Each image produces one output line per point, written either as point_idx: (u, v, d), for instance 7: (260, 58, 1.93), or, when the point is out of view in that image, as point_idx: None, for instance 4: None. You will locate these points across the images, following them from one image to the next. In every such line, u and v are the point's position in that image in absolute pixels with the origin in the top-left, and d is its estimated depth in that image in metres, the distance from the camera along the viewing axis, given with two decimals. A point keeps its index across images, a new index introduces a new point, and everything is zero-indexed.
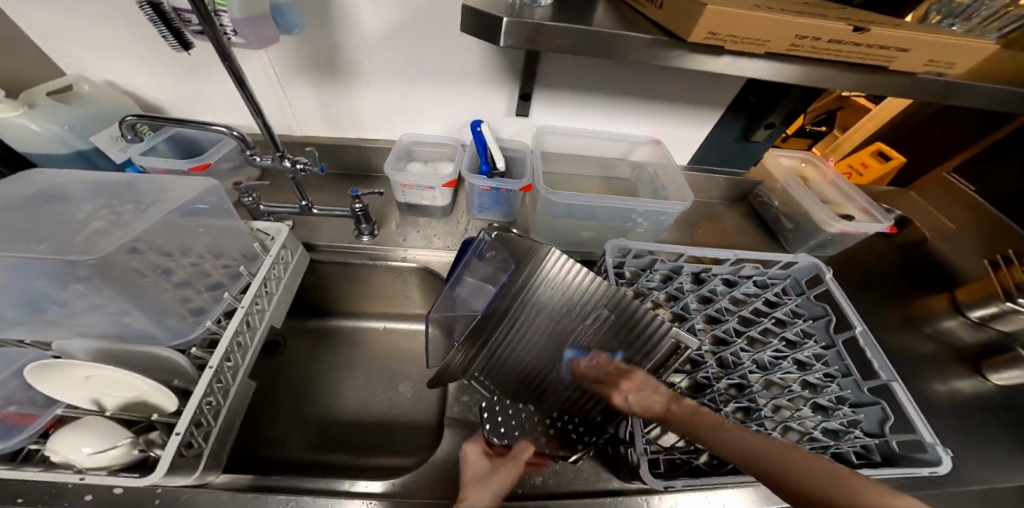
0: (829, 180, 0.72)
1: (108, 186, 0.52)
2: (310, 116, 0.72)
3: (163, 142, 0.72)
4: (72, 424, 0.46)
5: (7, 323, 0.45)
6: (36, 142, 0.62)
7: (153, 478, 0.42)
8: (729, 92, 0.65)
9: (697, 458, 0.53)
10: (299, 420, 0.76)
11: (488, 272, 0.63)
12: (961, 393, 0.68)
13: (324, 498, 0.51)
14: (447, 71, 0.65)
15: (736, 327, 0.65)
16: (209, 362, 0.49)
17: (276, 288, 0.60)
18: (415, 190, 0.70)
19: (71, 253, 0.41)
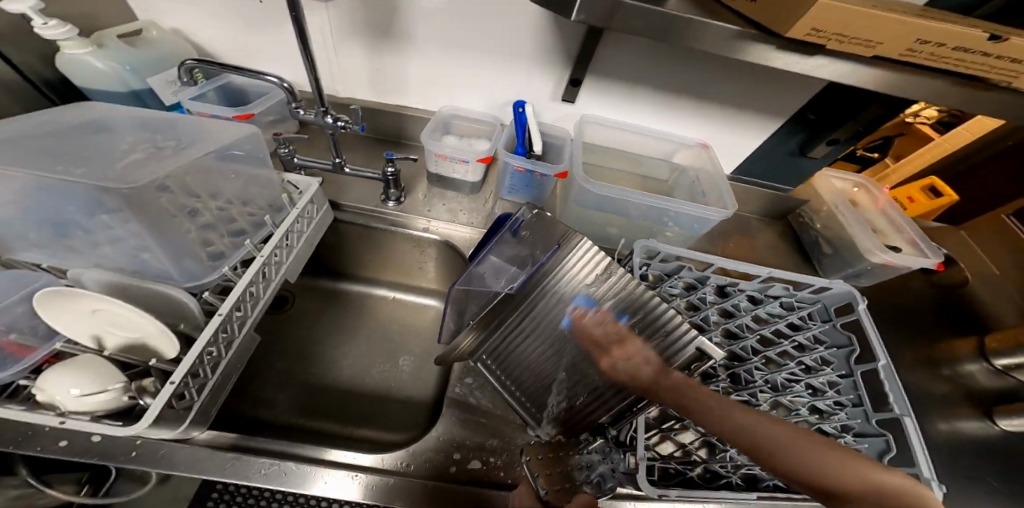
0: (881, 207, 0.70)
1: (152, 122, 0.48)
2: (350, 75, 0.70)
3: (213, 90, 0.68)
4: (66, 361, 0.43)
5: (34, 243, 0.44)
6: (98, 80, 0.62)
7: (137, 428, 0.39)
8: (790, 104, 0.63)
9: (692, 471, 0.53)
10: (289, 383, 0.73)
11: (519, 252, 0.61)
12: (963, 433, 0.68)
13: (302, 466, 0.50)
14: (501, 47, 0.62)
15: (754, 346, 0.63)
16: (220, 309, 0.47)
17: (296, 242, 0.58)
18: (448, 162, 0.69)
19: (105, 179, 0.39)
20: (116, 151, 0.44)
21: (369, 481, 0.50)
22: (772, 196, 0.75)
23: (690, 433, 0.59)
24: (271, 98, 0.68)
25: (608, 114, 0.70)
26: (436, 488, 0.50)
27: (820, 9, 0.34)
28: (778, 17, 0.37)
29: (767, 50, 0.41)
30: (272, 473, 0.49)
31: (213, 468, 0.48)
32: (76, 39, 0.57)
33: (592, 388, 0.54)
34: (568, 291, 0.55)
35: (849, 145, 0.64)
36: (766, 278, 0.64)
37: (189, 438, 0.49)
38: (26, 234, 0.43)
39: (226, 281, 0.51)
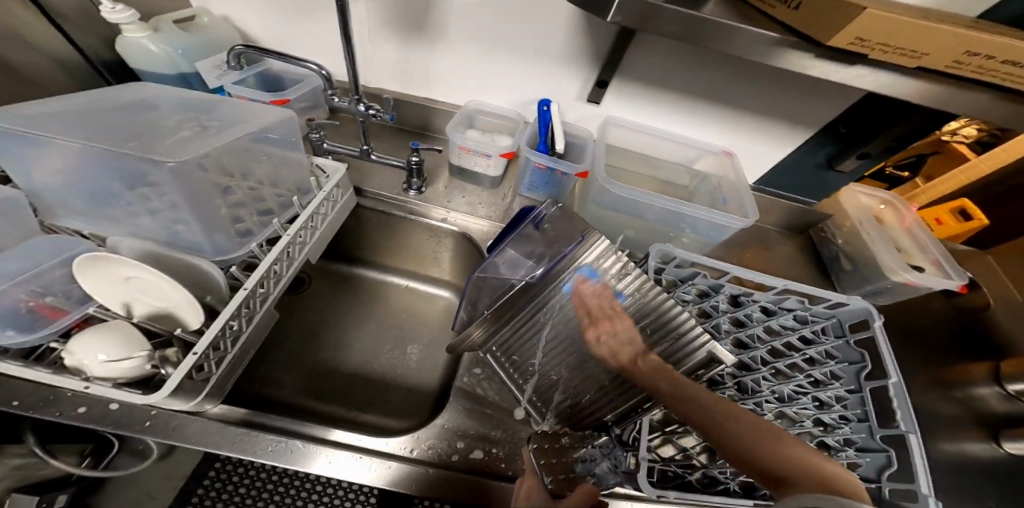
0: (908, 225, 0.68)
1: (194, 104, 0.53)
2: (380, 66, 0.71)
3: (253, 76, 0.70)
4: (95, 327, 0.45)
5: (87, 211, 0.48)
6: (149, 62, 0.63)
7: (157, 397, 0.40)
8: (820, 117, 0.63)
9: (691, 475, 0.53)
10: (296, 365, 0.74)
11: (536, 244, 0.60)
12: (967, 454, 0.67)
13: (307, 444, 0.51)
14: (530, 46, 0.63)
15: (764, 357, 0.63)
16: (244, 283, 0.48)
17: (320, 224, 0.59)
18: (471, 155, 0.69)
19: (155, 154, 0.41)
20: (164, 129, 0.47)
21: (373, 462, 0.51)
22: (800, 209, 0.75)
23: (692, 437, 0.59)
24: (303, 87, 0.69)
25: (633, 116, 0.70)
26: (442, 475, 0.52)
27: (864, 18, 0.35)
28: (818, 27, 0.38)
29: (806, 58, 0.42)
30: (279, 449, 0.50)
31: (223, 441, 0.50)
32: (136, 22, 0.59)
33: (598, 386, 0.57)
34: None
35: (879, 160, 0.65)
36: (781, 290, 0.64)
37: (201, 411, 0.51)
38: (75, 201, 0.47)
39: (251, 258, 0.53)
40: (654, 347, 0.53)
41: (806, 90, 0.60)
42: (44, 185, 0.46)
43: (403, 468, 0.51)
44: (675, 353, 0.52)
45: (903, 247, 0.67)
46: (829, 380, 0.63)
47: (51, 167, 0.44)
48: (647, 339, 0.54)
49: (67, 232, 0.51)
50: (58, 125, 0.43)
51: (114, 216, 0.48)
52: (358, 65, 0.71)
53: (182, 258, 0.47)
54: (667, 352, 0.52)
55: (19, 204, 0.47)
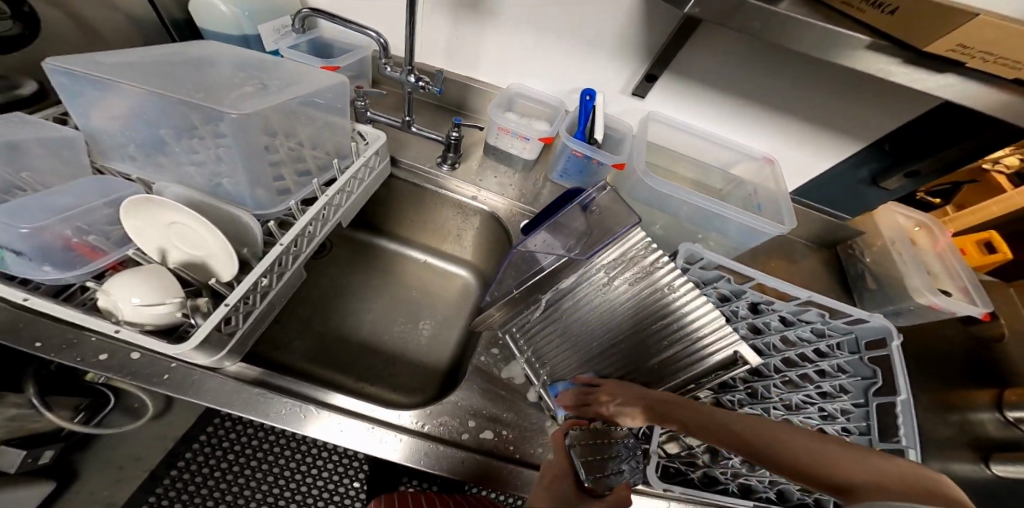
0: (939, 249, 0.69)
1: (250, 63, 0.53)
2: (429, 40, 0.70)
3: (306, 42, 0.71)
4: (130, 271, 0.45)
5: (139, 158, 0.48)
6: (216, 20, 0.64)
7: (187, 346, 0.41)
8: (866, 131, 0.64)
9: (693, 473, 0.55)
10: (309, 329, 0.75)
11: (578, 229, 0.55)
12: (956, 474, 0.70)
13: (307, 405, 0.52)
14: (584, 34, 0.62)
15: (777, 365, 0.65)
16: (279, 240, 0.49)
17: (356, 190, 0.60)
18: (509, 137, 0.70)
19: (217, 104, 0.42)
20: (222, 82, 0.47)
21: (385, 433, 0.52)
22: (830, 223, 0.76)
23: (698, 437, 0.59)
24: (353, 55, 0.69)
25: (676, 114, 0.70)
26: (451, 452, 0.52)
27: (975, 24, 0.35)
28: (916, 33, 0.39)
29: (893, 63, 0.42)
30: (291, 414, 0.51)
31: (236, 400, 0.50)
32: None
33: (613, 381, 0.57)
34: (605, 286, 0.55)
35: (922, 182, 0.64)
36: (805, 300, 0.63)
37: (219, 367, 0.51)
38: (130, 146, 0.47)
39: (286, 216, 0.53)
40: (668, 348, 0.54)
41: (855, 103, 0.60)
42: (101, 127, 0.46)
43: (418, 441, 0.52)
44: (684, 358, 0.54)
45: (931, 270, 0.67)
46: (837, 393, 0.64)
47: (109, 109, 0.44)
48: (663, 339, 0.54)
49: (116, 174, 0.51)
50: (123, 69, 0.43)
51: (162, 164, 0.48)
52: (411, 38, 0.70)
53: (225, 209, 0.48)
54: (676, 356, 0.54)
55: (72, 144, 0.47)
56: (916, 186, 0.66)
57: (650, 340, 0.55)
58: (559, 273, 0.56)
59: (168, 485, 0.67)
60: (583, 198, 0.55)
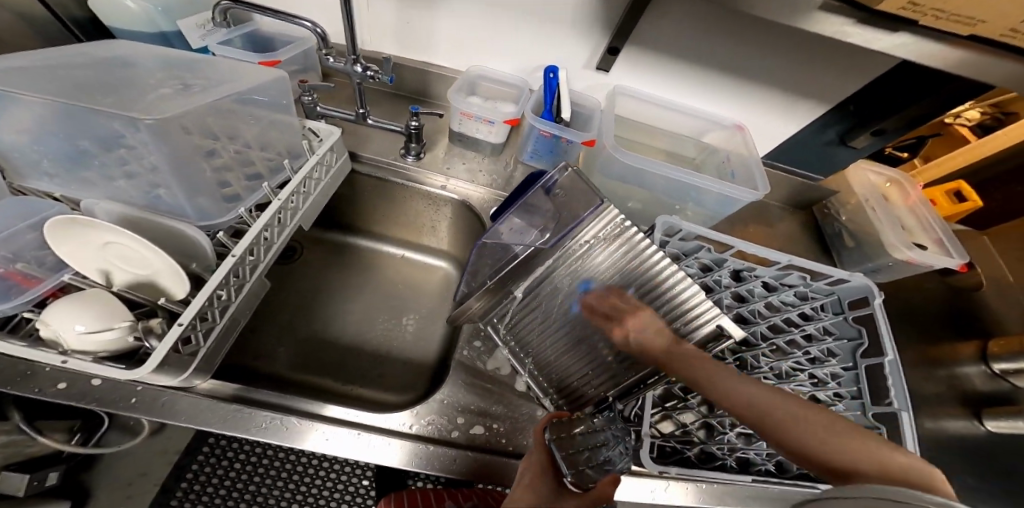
0: (910, 204, 0.68)
1: (174, 61, 0.48)
2: (377, 24, 0.66)
3: (239, 38, 0.66)
4: (70, 297, 0.42)
5: (55, 173, 0.44)
6: (127, 16, 0.60)
7: (142, 371, 0.38)
8: (831, 92, 0.62)
9: (690, 450, 0.54)
10: (291, 336, 0.72)
11: (546, 210, 0.55)
12: (948, 432, 0.71)
13: (302, 422, 0.49)
14: (537, 8, 0.59)
15: (764, 332, 0.67)
16: (232, 250, 0.46)
17: (313, 190, 0.57)
18: (473, 122, 0.67)
19: (132, 112, 0.38)
20: (139, 86, 0.43)
21: (372, 437, 0.50)
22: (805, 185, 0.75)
23: (693, 414, 0.59)
24: (293, 49, 0.65)
25: (643, 86, 0.68)
26: (441, 451, 0.51)
27: None
28: None
29: (847, 22, 0.41)
30: (272, 427, 0.48)
31: (215, 419, 0.48)
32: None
33: (600, 364, 0.55)
34: (585, 261, 0.53)
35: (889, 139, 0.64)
36: (784, 265, 0.66)
37: (189, 387, 0.49)
38: (44, 163, 0.43)
39: (238, 224, 0.50)
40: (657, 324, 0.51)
41: (817, 66, 0.58)
42: (5, 143, 0.42)
43: (411, 443, 0.51)
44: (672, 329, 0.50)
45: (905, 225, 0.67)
46: (827, 357, 0.68)
47: (13, 123, 0.40)
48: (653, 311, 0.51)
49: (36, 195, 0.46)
50: (25, 79, 0.39)
51: (87, 179, 0.44)
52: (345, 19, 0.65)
53: (166, 223, 0.45)
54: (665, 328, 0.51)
55: None
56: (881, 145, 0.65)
57: None
58: (536, 249, 0.54)
59: (181, 498, 0.61)
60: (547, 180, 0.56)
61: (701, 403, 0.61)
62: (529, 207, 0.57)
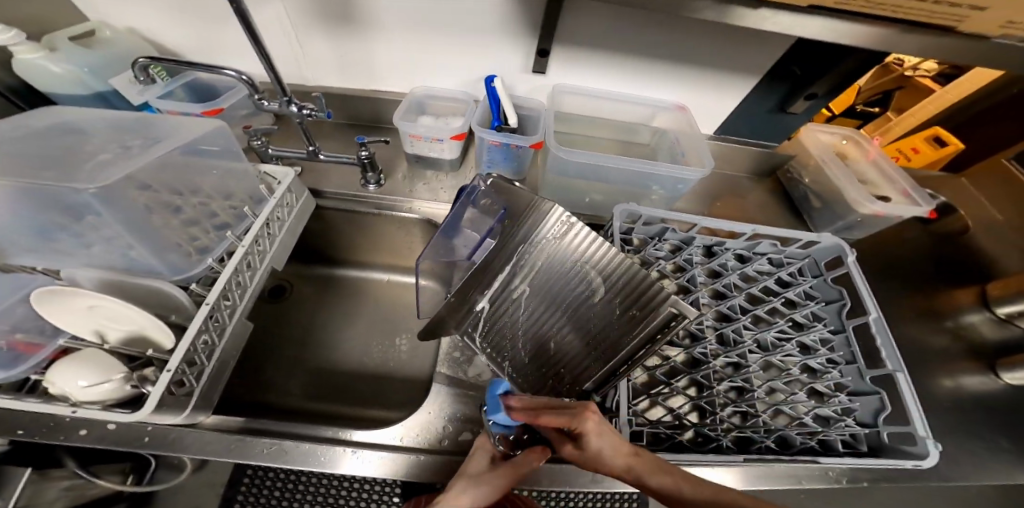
0: (871, 158, 0.70)
1: (121, 124, 0.52)
2: (313, 60, 0.70)
3: (179, 88, 0.69)
4: (71, 357, 0.46)
5: (23, 248, 0.47)
6: (61, 84, 0.63)
7: (140, 414, 0.42)
8: (768, 59, 0.61)
9: (681, 434, 0.54)
10: (299, 367, 0.75)
11: (482, 227, 0.63)
12: (967, 389, 0.69)
13: (313, 445, 0.51)
14: (458, 24, 0.61)
15: (742, 305, 0.66)
16: (205, 299, 0.48)
17: (278, 232, 0.60)
18: (424, 142, 0.69)
19: (74, 180, 0.41)
20: (83, 154, 0.46)
21: (364, 453, 0.52)
22: (760, 155, 0.75)
23: (681, 397, 0.59)
24: (233, 97, 0.69)
25: (582, 82, 0.69)
26: (436, 460, 0.52)
27: None
28: None
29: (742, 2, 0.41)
30: (274, 451, 0.50)
31: (220, 450, 0.50)
32: (24, 41, 0.57)
33: (574, 355, 0.56)
34: (552, 255, 0.58)
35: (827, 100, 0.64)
36: (750, 235, 0.67)
37: (195, 423, 0.51)
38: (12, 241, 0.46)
39: (213, 273, 0.54)
40: (619, 307, 0.55)
41: (742, 42, 0.59)
42: None
43: (407, 455, 0.52)
44: (643, 310, 0.53)
45: (870, 180, 0.69)
46: (812, 321, 0.67)
47: None
48: (622, 295, 0.55)
49: (19, 269, 0.50)
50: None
51: (61, 249, 0.47)
52: (279, 60, 0.69)
53: (145, 283, 0.49)
54: (637, 310, 0.53)
55: None
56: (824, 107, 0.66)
57: (609, 304, 0.56)
58: (497, 252, 0.59)
59: None
60: (469, 193, 0.62)
61: (688, 386, 0.60)
62: (477, 224, 0.64)
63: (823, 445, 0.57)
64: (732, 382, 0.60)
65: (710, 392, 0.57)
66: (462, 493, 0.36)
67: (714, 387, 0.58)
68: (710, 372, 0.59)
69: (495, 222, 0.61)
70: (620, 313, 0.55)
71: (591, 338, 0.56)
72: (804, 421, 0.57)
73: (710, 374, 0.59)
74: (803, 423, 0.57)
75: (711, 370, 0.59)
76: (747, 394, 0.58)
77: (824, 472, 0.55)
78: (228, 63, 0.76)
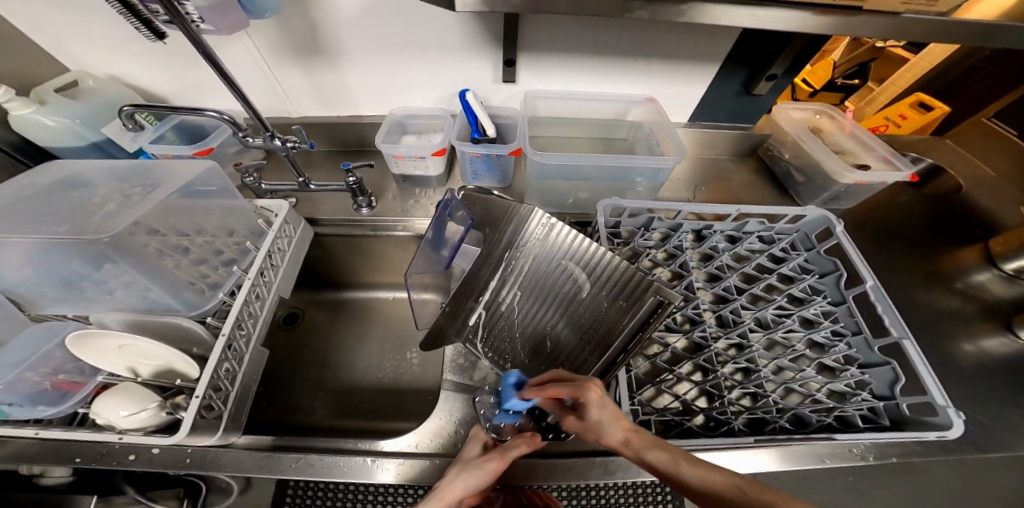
0: (846, 130, 0.78)
1: (123, 173, 0.56)
2: (294, 92, 0.75)
3: (169, 130, 0.74)
4: (110, 389, 0.51)
5: (51, 298, 0.52)
6: (54, 136, 0.65)
7: (175, 437, 0.46)
8: (720, 41, 0.66)
9: (689, 420, 0.52)
10: (323, 389, 0.76)
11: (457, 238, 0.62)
12: (990, 352, 0.66)
13: (334, 457, 0.52)
14: (424, 44, 0.67)
15: (738, 285, 0.65)
16: (222, 330, 0.53)
17: (281, 262, 0.64)
18: (407, 161, 0.72)
19: (85, 234, 0.45)
20: (92, 206, 0.50)
21: (385, 462, 0.52)
22: (738, 136, 0.81)
23: (686, 383, 0.57)
24: (221, 134, 0.74)
25: (550, 85, 0.75)
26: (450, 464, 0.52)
27: None
28: None
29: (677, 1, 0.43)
30: (300, 464, 0.52)
31: (253, 468, 0.51)
32: (16, 98, 0.60)
33: (573, 349, 0.57)
34: (538, 254, 0.60)
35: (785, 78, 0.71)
36: (735, 215, 0.67)
37: (229, 442, 0.53)
38: (39, 293, 0.52)
39: (224, 307, 0.58)
40: (607, 298, 0.56)
41: (687, 34, 0.65)
42: (9, 284, 0.50)
43: (421, 461, 0.52)
44: (632, 297, 0.54)
45: (848, 150, 0.76)
46: (811, 295, 0.65)
47: (6, 267, 0.48)
48: (611, 286, 0.56)
49: (53, 317, 0.55)
50: (6, 224, 0.46)
51: (86, 296, 0.53)
52: (261, 97, 0.75)
53: (167, 321, 0.53)
54: (626, 299, 0.55)
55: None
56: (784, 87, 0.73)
57: (599, 296, 0.57)
58: (486, 257, 0.61)
59: None
60: (445, 206, 0.60)
61: (692, 371, 0.58)
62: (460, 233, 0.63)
63: (841, 421, 0.54)
64: (735, 363, 0.58)
65: (714, 375, 0.56)
66: (456, 484, 0.41)
67: (717, 369, 0.56)
68: (711, 356, 0.57)
69: (464, 232, 0.61)
70: (612, 303, 0.56)
71: (587, 331, 0.57)
72: (817, 398, 0.55)
73: (711, 357, 0.57)
74: (816, 400, 0.54)
75: (712, 353, 0.57)
76: (753, 375, 0.56)
77: (847, 449, 0.51)
78: (217, 105, 0.81)
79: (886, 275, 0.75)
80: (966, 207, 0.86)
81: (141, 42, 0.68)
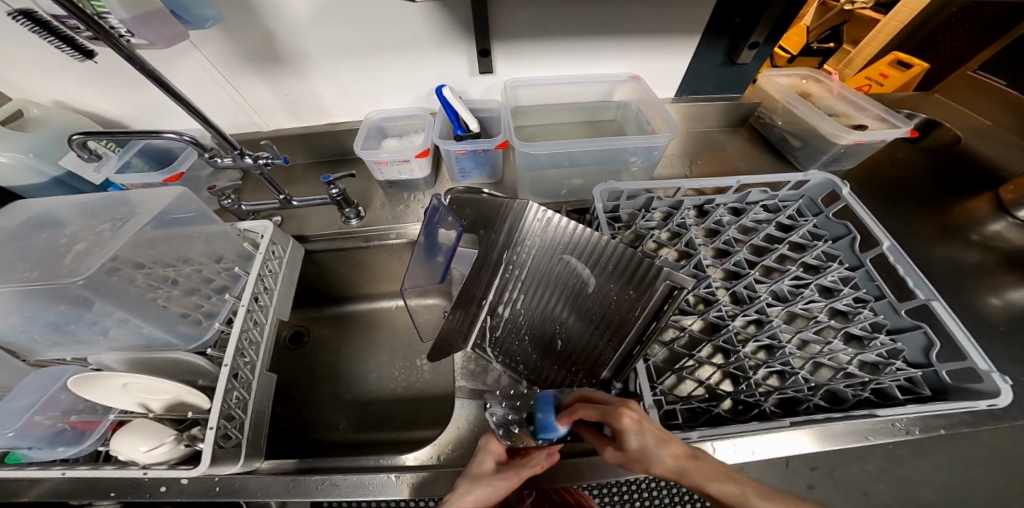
0: (836, 92, 0.76)
1: (94, 207, 0.54)
2: (267, 107, 0.73)
3: (134, 157, 0.72)
4: (126, 426, 0.49)
5: (44, 344, 0.51)
6: (12, 173, 0.62)
7: (197, 470, 0.46)
8: (698, 8, 0.63)
9: (718, 406, 0.50)
10: (338, 403, 0.75)
11: (450, 244, 0.59)
12: (1017, 304, 0.65)
13: (353, 475, 0.51)
14: (392, 42, 0.64)
15: (749, 259, 0.63)
16: (224, 361, 0.51)
17: (274, 284, 0.63)
18: (391, 166, 0.70)
19: (61, 278, 0.44)
20: (65, 246, 0.49)
21: (402, 476, 0.51)
22: (726, 106, 0.79)
23: (708, 367, 0.56)
24: (189, 155, 0.72)
25: (530, 73, 0.73)
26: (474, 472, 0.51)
27: None
28: None
29: None
30: (326, 486, 0.51)
31: (279, 492, 0.51)
32: None
33: (584, 342, 0.56)
34: (538, 249, 0.58)
35: (769, 41, 0.69)
36: (737, 187, 0.65)
37: (254, 468, 0.52)
38: (29, 340, 0.50)
39: (223, 335, 0.56)
40: (614, 288, 0.54)
41: (663, 5, 0.63)
42: None
43: (441, 471, 0.52)
44: (643, 287, 0.51)
45: (842, 111, 0.75)
46: (826, 262, 0.63)
47: None
48: (619, 274, 0.53)
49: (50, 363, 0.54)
50: None
51: (80, 339, 0.51)
52: (232, 116, 0.73)
53: (163, 355, 0.52)
54: (639, 289, 0.52)
55: None
56: (769, 51, 0.71)
57: (608, 285, 0.54)
58: (485, 260, 0.59)
59: None
60: (433, 211, 0.57)
61: (713, 354, 0.57)
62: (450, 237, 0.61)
63: (879, 394, 0.52)
64: (757, 342, 0.56)
65: (737, 356, 0.54)
66: (467, 497, 0.38)
67: (740, 350, 0.55)
68: (731, 336, 0.56)
69: (457, 236, 0.58)
70: (622, 293, 0.53)
71: (599, 323, 0.55)
72: (850, 372, 0.53)
73: (730, 337, 0.55)
74: (849, 373, 0.53)
75: (732, 333, 0.55)
76: (777, 352, 0.55)
77: (890, 424, 0.50)
78: (189, 127, 0.79)
79: (899, 234, 0.73)
80: (970, 157, 0.84)
81: (103, 69, 0.66)
